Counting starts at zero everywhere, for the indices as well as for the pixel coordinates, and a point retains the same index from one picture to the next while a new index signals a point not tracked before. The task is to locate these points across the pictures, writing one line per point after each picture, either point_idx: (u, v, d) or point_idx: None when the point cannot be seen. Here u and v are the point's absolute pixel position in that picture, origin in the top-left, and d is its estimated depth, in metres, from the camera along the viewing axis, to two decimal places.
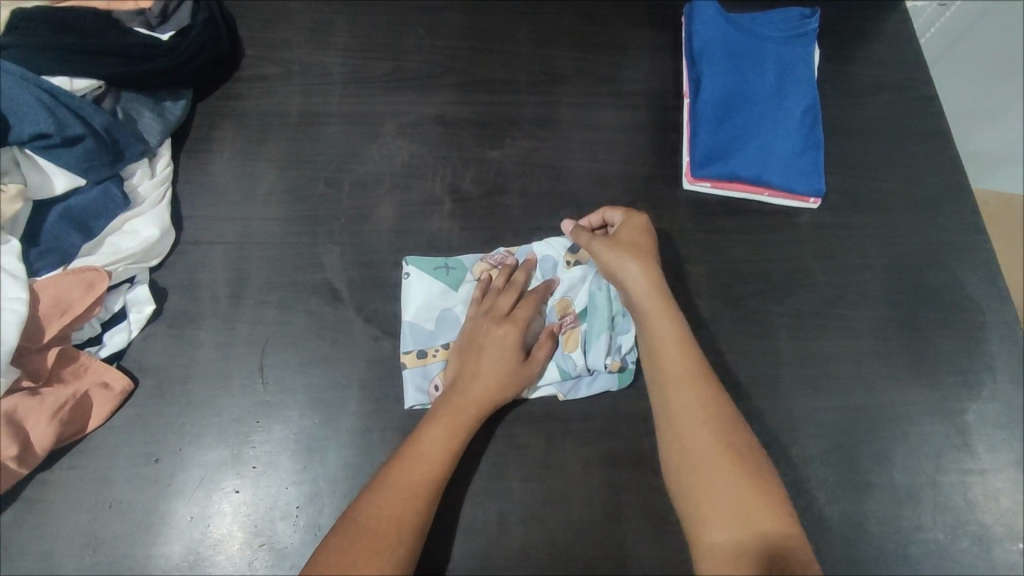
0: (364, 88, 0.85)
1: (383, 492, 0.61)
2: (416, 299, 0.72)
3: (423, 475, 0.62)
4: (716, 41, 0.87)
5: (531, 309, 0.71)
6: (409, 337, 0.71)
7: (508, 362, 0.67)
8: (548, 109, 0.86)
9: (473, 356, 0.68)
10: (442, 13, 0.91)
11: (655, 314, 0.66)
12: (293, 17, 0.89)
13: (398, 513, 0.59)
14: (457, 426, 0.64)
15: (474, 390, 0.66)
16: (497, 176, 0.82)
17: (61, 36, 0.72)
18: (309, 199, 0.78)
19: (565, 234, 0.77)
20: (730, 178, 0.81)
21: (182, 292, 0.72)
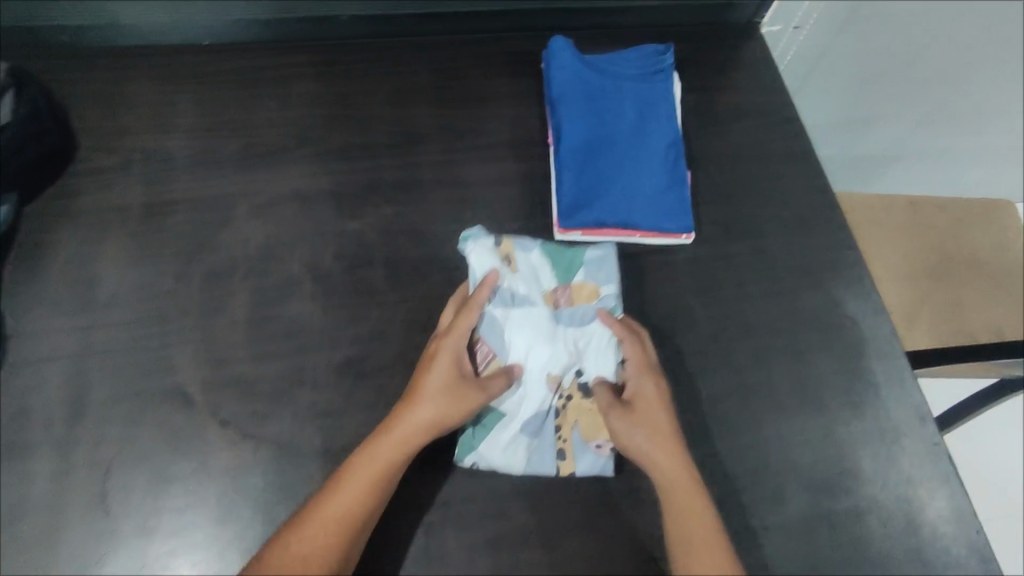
0: (213, 169, 0.81)
1: (329, 505, 0.61)
2: (500, 434, 0.69)
3: (359, 513, 0.61)
4: (574, 86, 0.86)
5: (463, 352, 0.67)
6: (536, 463, 0.68)
7: (425, 408, 0.64)
8: (411, 171, 0.84)
9: (420, 400, 0.65)
10: (296, 84, 0.89)
11: (673, 478, 0.65)
12: (133, 103, 0.85)
13: (321, 546, 0.59)
14: (392, 468, 0.63)
15: (397, 430, 0.64)
16: (359, 247, 0.78)
17: None
18: (154, 297, 0.73)
19: (479, 245, 0.72)
20: (598, 225, 0.79)
21: (8, 420, 0.65)
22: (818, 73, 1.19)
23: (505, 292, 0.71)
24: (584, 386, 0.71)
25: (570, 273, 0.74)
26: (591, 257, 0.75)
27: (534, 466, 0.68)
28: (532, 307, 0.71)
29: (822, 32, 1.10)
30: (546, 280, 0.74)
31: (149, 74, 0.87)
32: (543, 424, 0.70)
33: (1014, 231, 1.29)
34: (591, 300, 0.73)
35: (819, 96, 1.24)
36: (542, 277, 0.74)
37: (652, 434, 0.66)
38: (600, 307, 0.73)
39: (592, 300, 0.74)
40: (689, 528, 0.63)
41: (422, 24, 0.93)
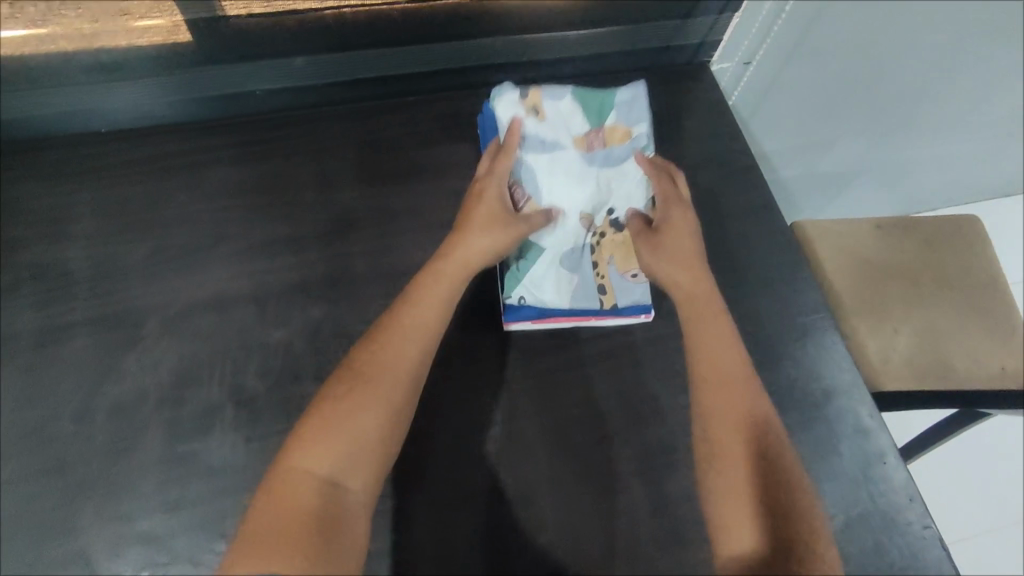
0: (116, 281, 0.72)
1: (337, 426, 0.57)
2: (560, 296, 0.75)
3: (408, 371, 0.61)
4: None
5: (460, 286, 0.68)
6: (580, 296, 0.75)
7: (480, 237, 0.69)
8: (341, 263, 0.76)
9: (467, 236, 0.69)
10: (209, 171, 0.80)
11: (742, 438, 0.61)
12: (21, 210, 0.75)
13: (365, 425, 0.58)
14: (451, 291, 0.67)
15: (454, 266, 0.68)
16: (286, 359, 0.70)
17: None
18: (49, 444, 0.64)
19: (505, 115, 0.75)
20: (545, 313, 0.74)
21: None
22: (773, 107, 1.10)
23: (538, 142, 0.75)
24: (617, 223, 0.78)
25: (603, 115, 0.77)
26: (621, 99, 0.77)
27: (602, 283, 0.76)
28: (569, 224, 0.76)
29: (772, 65, 1.01)
30: (580, 119, 0.76)
31: (37, 175, 0.77)
32: (584, 261, 0.77)
33: (982, 247, 1.25)
34: (626, 139, 0.77)
35: (776, 129, 1.15)
36: (580, 125, 0.77)
37: (719, 397, 0.63)
38: (634, 147, 0.77)
39: (625, 141, 0.77)
40: (729, 453, 0.61)
41: (343, 94, 0.85)
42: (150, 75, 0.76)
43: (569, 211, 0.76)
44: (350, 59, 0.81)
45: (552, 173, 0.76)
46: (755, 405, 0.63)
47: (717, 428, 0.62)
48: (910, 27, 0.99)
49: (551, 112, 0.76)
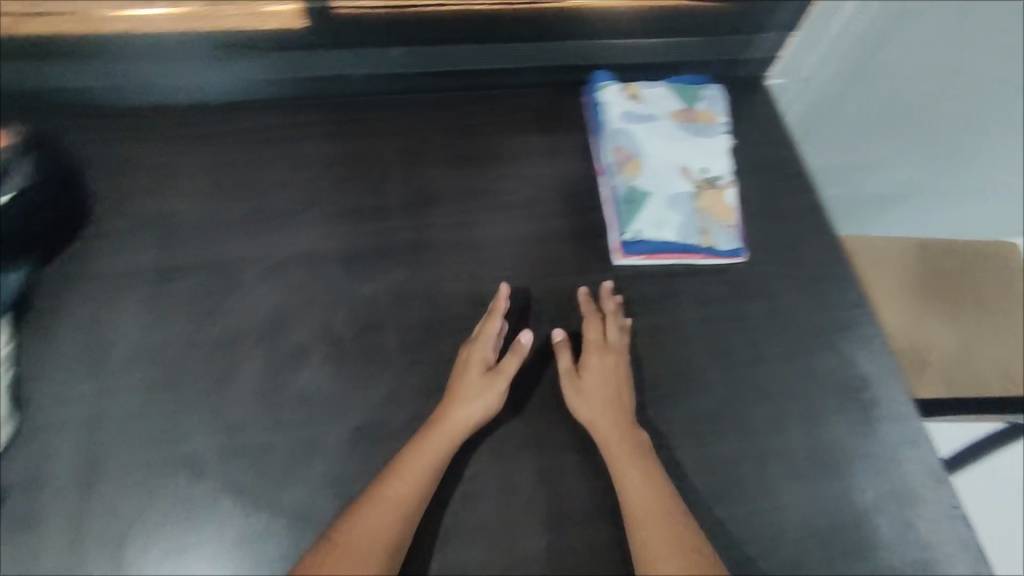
0: (226, 232, 0.82)
1: (339, 551, 0.61)
2: (669, 233, 0.85)
3: (410, 495, 0.65)
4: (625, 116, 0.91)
5: (450, 449, 0.68)
6: (685, 233, 0.85)
7: (473, 406, 0.70)
8: (422, 231, 0.84)
9: (459, 387, 0.71)
10: (307, 143, 0.89)
11: (652, 527, 0.65)
12: (144, 163, 0.85)
13: (375, 537, 0.62)
14: (450, 438, 0.68)
15: (451, 418, 0.69)
16: (371, 311, 0.78)
17: None
18: (166, 365, 0.73)
19: (611, 93, 0.91)
20: (658, 250, 0.84)
21: (22, 493, 0.66)
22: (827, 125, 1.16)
23: (635, 117, 0.90)
24: (710, 181, 0.88)
25: (692, 101, 0.93)
26: (705, 94, 0.93)
27: (703, 229, 0.86)
28: (673, 176, 0.88)
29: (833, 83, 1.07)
30: (674, 100, 0.92)
31: (159, 134, 0.87)
32: (688, 205, 0.86)
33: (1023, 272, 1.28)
34: (712, 119, 0.92)
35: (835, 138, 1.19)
36: (674, 105, 0.92)
37: (633, 480, 0.68)
38: (718, 127, 0.91)
39: (712, 123, 0.92)
40: (653, 547, 0.64)
41: (428, 86, 0.94)
42: (262, 55, 0.84)
43: (667, 167, 0.88)
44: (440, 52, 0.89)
45: (654, 136, 0.89)
46: (647, 488, 0.67)
47: (647, 516, 0.66)
48: (966, 56, 1.05)
49: (646, 96, 0.91)
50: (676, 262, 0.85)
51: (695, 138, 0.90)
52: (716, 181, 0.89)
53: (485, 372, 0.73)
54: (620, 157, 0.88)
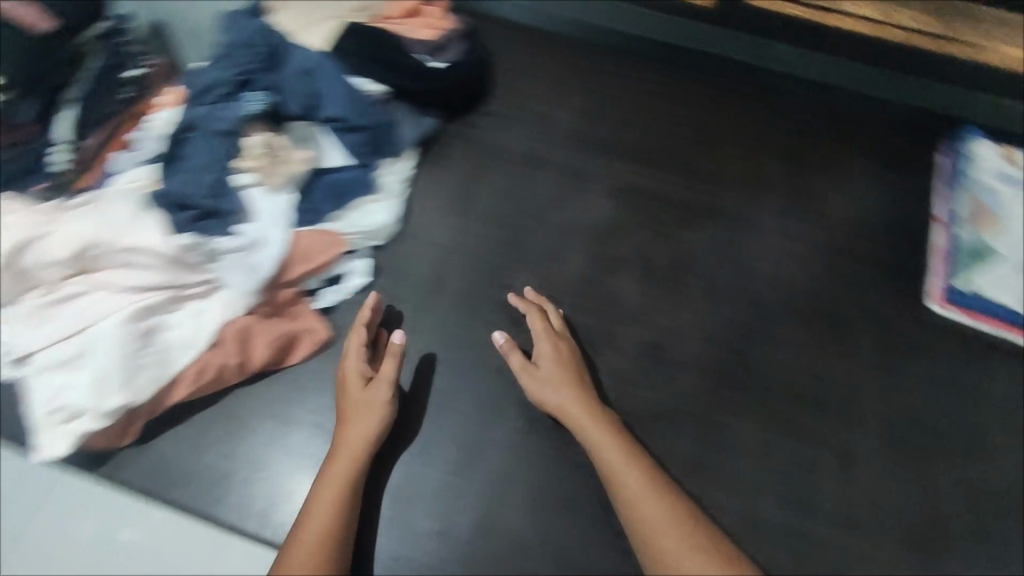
0: (587, 148, 0.94)
1: (306, 528, 0.62)
2: (1003, 297, 0.83)
3: (332, 509, 0.63)
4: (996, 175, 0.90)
5: (361, 466, 0.67)
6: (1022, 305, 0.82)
7: (359, 425, 0.68)
8: (748, 210, 0.90)
9: (348, 424, 0.69)
10: (670, 99, 0.97)
11: (620, 464, 0.67)
12: (540, 71, 1.00)
13: (324, 521, 0.63)
14: (356, 467, 0.66)
15: (349, 436, 0.68)
16: (688, 256, 0.86)
17: (384, 53, 0.86)
18: (516, 229, 0.87)
19: (989, 149, 0.91)
20: (984, 312, 0.82)
21: (386, 276, 0.82)
22: None
23: (1006, 179, 0.89)
24: None
25: None
26: None
27: None
28: None
29: None
30: None
31: (557, 53, 1.01)
32: None
33: None
34: None
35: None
36: None
37: (593, 427, 0.69)
38: None
39: None
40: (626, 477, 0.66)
41: (806, 88, 0.96)
42: (679, 21, 0.97)
43: None
44: (837, 63, 0.94)
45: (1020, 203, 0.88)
46: (636, 467, 0.66)
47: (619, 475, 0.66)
48: None
49: (1022, 164, 0.90)
50: (991, 329, 0.82)
51: None
52: None
53: (362, 386, 0.71)
54: (976, 210, 0.88)
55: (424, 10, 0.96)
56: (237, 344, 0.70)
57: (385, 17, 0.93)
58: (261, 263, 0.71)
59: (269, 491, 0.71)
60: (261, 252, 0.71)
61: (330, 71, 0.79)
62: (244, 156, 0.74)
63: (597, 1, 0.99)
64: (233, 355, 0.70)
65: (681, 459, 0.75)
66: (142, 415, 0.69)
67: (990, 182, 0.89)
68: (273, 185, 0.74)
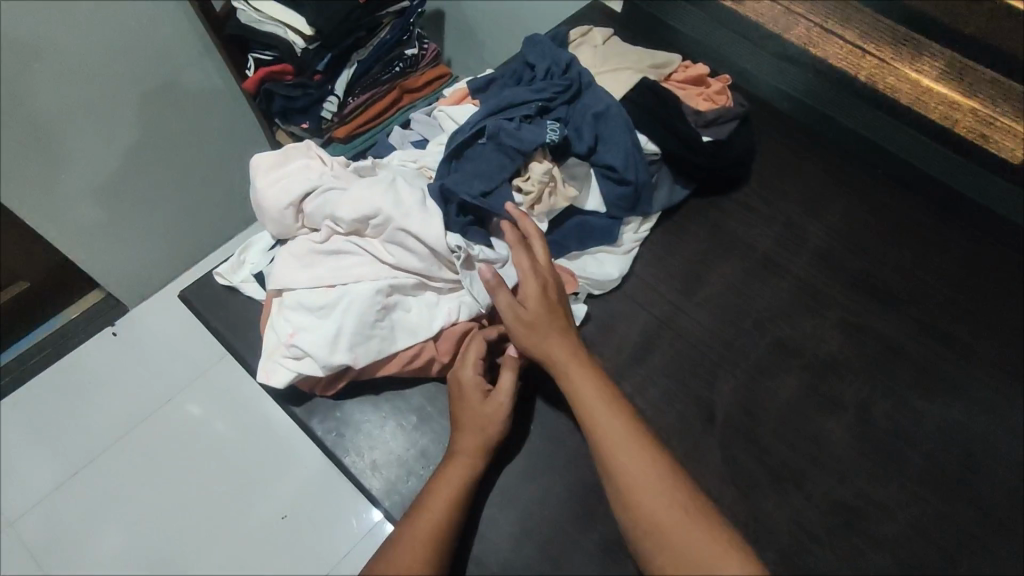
0: (831, 268, 0.87)
1: (410, 528, 0.62)
2: None
3: (438, 520, 0.62)
4: None
5: (472, 473, 0.66)
6: None
7: (471, 433, 0.67)
8: (998, 401, 0.79)
9: (462, 432, 0.68)
10: (940, 249, 0.88)
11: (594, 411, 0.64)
12: (804, 174, 0.94)
13: (428, 525, 0.62)
14: (464, 472, 0.66)
15: (466, 441, 0.67)
16: (912, 425, 0.77)
17: (668, 117, 0.86)
18: (733, 326, 0.83)
19: None
20: None
21: (595, 326, 0.82)
22: None
23: None
24: None
25: None
26: None
27: None
28: None
29: None
30: None
31: (827, 161, 0.95)
32: None
33: None
34: None
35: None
36: None
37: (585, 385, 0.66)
38: None
39: None
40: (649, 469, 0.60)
41: None
42: (980, 173, 0.91)
43: None
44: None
45: None
46: (647, 459, 0.60)
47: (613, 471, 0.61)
48: None
49: None
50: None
51: None
52: None
53: (484, 397, 0.69)
54: None
55: (707, 80, 0.96)
56: (453, 343, 0.72)
57: (668, 77, 0.94)
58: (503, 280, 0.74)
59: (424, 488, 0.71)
60: (506, 270, 0.74)
61: (618, 117, 0.80)
62: (525, 177, 0.76)
63: (886, 129, 0.95)
64: (445, 352, 0.72)
65: None
66: (348, 374, 0.72)
67: None
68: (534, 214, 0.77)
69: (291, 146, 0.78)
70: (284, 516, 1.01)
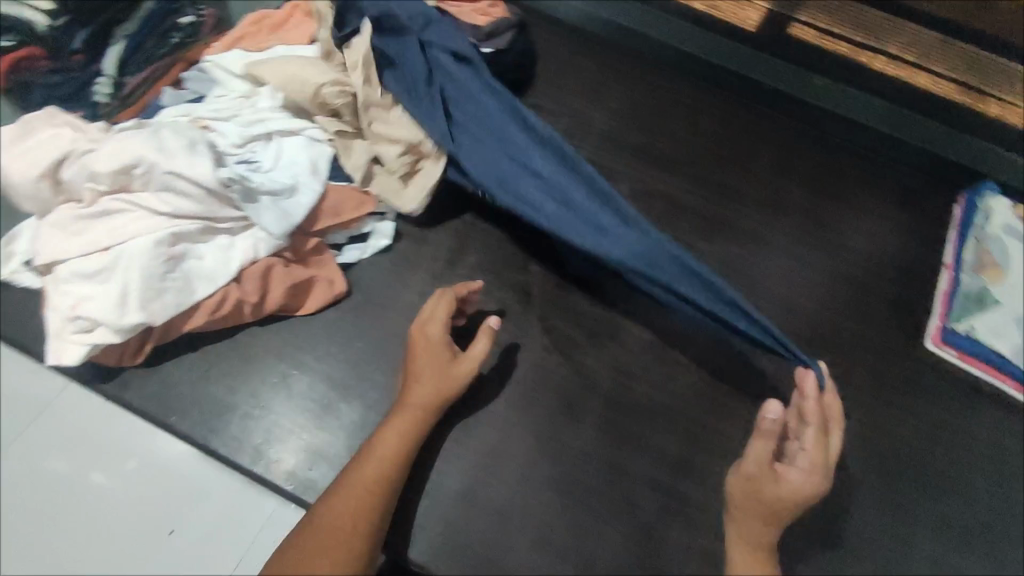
0: (616, 149, 0.96)
1: (355, 477, 0.65)
2: (996, 346, 0.85)
3: (384, 471, 0.65)
4: (1007, 230, 0.91)
5: (421, 429, 0.69)
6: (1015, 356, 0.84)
7: (421, 387, 0.69)
8: (764, 230, 0.92)
9: (414, 388, 0.70)
10: (704, 116, 1.00)
11: (747, 496, 0.67)
12: (582, 70, 1.02)
13: (378, 475, 0.65)
14: (409, 429, 0.68)
15: (415, 393, 0.69)
16: (699, 265, 0.89)
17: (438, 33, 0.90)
18: None
19: (1003, 204, 0.93)
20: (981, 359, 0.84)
21: (409, 240, 0.84)
22: None
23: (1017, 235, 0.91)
24: None
25: None
26: None
27: None
28: None
29: None
30: None
31: (600, 56, 1.04)
32: None
33: None
34: None
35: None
36: None
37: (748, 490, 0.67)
38: None
39: None
40: (748, 513, 0.67)
41: (841, 131, 0.98)
42: (726, 44, 1.01)
43: None
44: (877, 107, 0.97)
45: None
46: (763, 522, 0.66)
47: (744, 520, 0.66)
48: None
49: None
50: (987, 376, 0.84)
51: None
52: None
53: (452, 360, 0.71)
54: (983, 261, 0.90)
55: None
56: (257, 281, 0.72)
57: None
58: (293, 209, 0.74)
59: (264, 430, 0.72)
60: (296, 198, 0.74)
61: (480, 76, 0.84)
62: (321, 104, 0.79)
63: (645, 17, 1.04)
64: (251, 292, 0.72)
65: (672, 458, 0.75)
66: (154, 337, 0.71)
67: (1001, 235, 0.91)
68: (352, 161, 0.79)
69: (32, 118, 0.71)
70: (172, 531, 0.76)
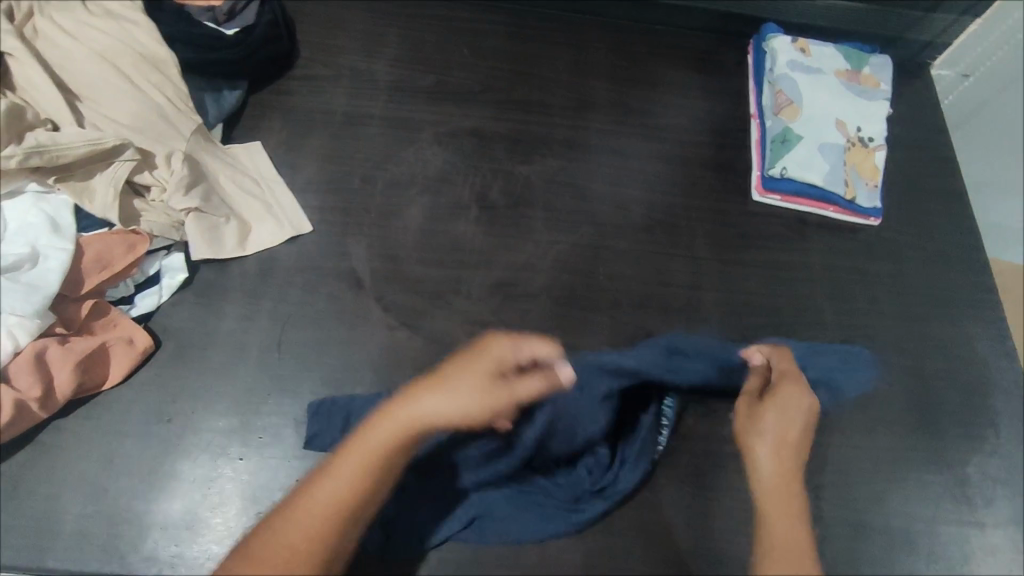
0: (408, 96, 0.89)
1: (342, 468, 0.56)
2: (813, 177, 0.86)
3: (382, 467, 0.56)
4: (794, 63, 0.92)
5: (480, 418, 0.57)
6: (831, 180, 0.86)
7: (488, 370, 0.59)
8: (578, 133, 0.90)
9: (478, 368, 0.59)
10: (488, 38, 0.95)
11: (783, 453, 0.66)
12: (348, 25, 0.93)
13: (371, 473, 0.56)
14: (436, 419, 0.57)
15: (469, 375, 0.58)
16: (525, 188, 0.85)
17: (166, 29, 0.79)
18: (344, 192, 0.82)
19: (782, 40, 0.93)
20: (801, 194, 0.87)
21: (209, 265, 0.75)
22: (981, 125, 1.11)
23: (803, 66, 0.92)
24: (862, 141, 0.90)
25: (859, 63, 0.94)
26: (873, 60, 0.95)
27: (848, 187, 0.87)
28: (829, 126, 0.89)
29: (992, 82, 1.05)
30: (841, 58, 0.94)
31: (363, 5, 0.95)
32: (837, 157, 0.87)
33: None
34: (876, 84, 0.93)
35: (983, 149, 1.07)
36: (840, 64, 0.94)
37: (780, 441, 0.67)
38: (880, 92, 0.93)
39: (874, 88, 0.93)
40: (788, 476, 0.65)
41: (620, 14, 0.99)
42: None
43: (826, 117, 0.89)
44: None
45: (816, 84, 0.91)
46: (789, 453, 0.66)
47: (778, 509, 0.63)
48: None
49: (813, 51, 0.93)
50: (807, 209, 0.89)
51: (857, 98, 0.92)
52: (867, 142, 0.90)
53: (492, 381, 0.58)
54: (781, 102, 0.90)
55: None
56: (31, 371, 0.63)
57: None
58: (44, 278, 0.63)
59: (105, 524, 0.64)
60: (43, 265, 0.64)
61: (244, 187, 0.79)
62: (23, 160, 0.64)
63: None
64: (29, 387, 0.62)
65: None
66: None
67: (790, 69, 0.92)
68: (96, 206, 0.68)
69: None
70: None
